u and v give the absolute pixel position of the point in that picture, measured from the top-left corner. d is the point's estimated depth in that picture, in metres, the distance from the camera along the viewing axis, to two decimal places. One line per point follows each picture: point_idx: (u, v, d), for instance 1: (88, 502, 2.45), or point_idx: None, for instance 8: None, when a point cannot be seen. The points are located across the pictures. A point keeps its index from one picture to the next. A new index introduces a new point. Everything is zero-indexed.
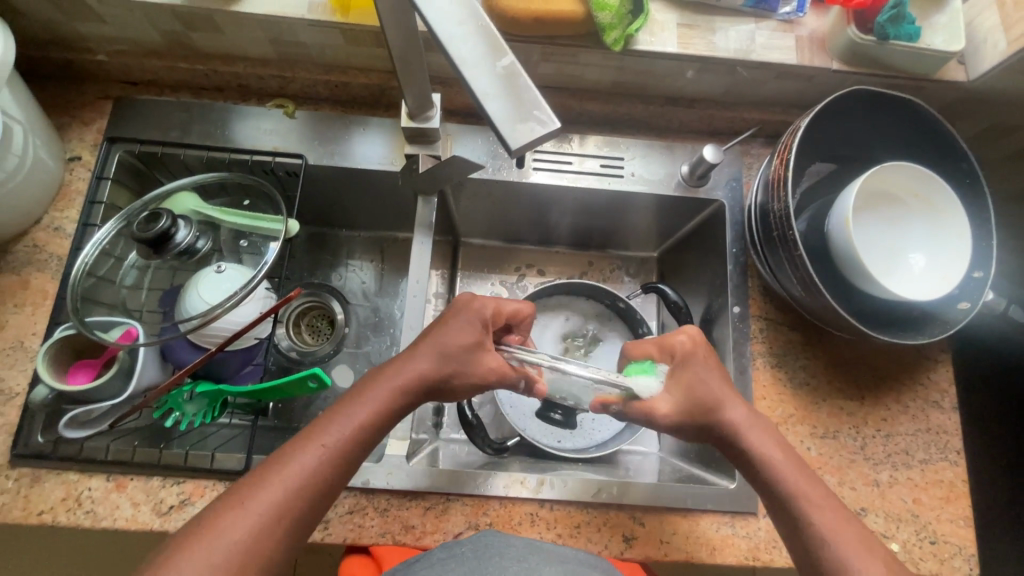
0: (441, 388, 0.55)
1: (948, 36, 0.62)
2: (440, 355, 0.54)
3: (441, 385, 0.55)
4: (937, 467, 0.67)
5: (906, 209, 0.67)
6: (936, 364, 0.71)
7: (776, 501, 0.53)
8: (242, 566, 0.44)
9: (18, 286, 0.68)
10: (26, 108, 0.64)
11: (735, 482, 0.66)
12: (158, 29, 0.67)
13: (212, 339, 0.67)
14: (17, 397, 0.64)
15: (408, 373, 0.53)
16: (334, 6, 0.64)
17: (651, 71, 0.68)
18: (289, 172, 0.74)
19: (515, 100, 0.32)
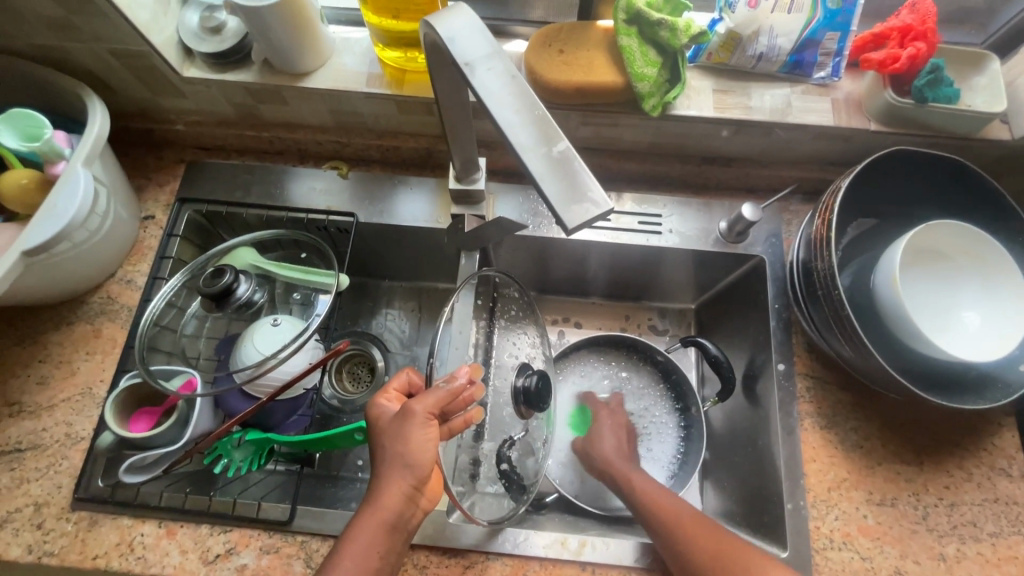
0: None
1: (989, 98, 0.63)
2: (424, 423, 0.53)
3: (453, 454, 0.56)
4: (1010, 541, 0.62)
5: (957, 267, 0.66)
6: (1000, 429, 0.67)
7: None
8: None
9: (91, 335, 0.72)
10: (111, 173, 0.70)
11: (787, 551, 0.62)
12: (231, 102, 0.73)
13: (264, 389, 0.70)
14: (82, 441, 0.68)
15: (412, 448, 0.53)
16: (389, 79, 0.69)
17: (687, 133, 0.71)
18: (340, 229, 0.78)
19: (569, 183, 0.34)
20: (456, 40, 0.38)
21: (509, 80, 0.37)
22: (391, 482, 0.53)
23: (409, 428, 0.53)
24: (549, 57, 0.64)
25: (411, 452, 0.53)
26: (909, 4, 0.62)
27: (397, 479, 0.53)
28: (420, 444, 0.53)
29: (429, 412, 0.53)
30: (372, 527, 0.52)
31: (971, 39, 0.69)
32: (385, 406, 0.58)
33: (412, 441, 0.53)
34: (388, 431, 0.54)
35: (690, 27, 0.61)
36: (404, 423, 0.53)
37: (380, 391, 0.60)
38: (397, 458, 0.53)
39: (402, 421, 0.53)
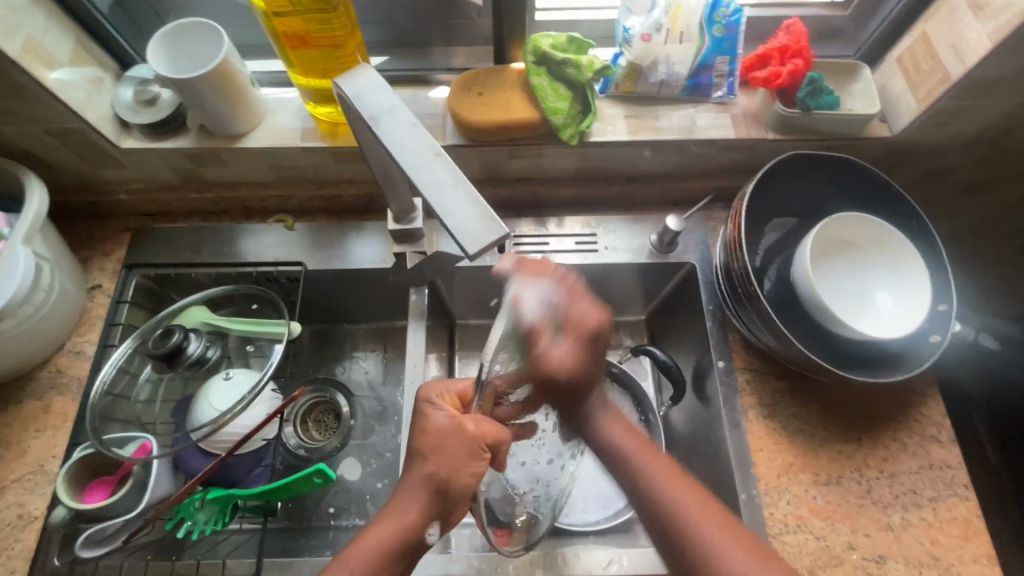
0: (455, 490, 0.51)
1: (866, 101, 0.71)
2: (462, 449, 0.52)
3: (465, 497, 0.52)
4: (948, 504, 0.67)
5: (865, 254, 0.72)
6: (926, 398, 0.72)
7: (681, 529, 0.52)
8: None
9: (41, 411, 0.72)
10: (53, 247, 0.71)
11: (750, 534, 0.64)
12: (171, 167, 0.76)
13: (222, 445, 0.70)
14: (37, 520, 0.66)
15: (444, 466, 0.52)
16: (323, 132, 0.73)
17: (609, 157, 0.76)
18: (290, 279, 0.79)
19: (469, 213, 0.38)
20: (362, 97, 0.42)
21: (411, 128, 0.41)
22: (418, 485, 0.52)
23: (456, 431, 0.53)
24: (469, 100, 0.70)
25: (444, 465, 0.52)
26: (783, 27, 0.70)
27: (418, 480, 0.52)
28: (463, 473, 0.52)
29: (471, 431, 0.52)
30: (388, 533, 0.51)
31: (844, 51, 0.77)
32: (435, 407, 0.56)
33: (452, 454, 0.52)
34: (426, 438, 0.53)
35: (593, 63, 0.68)
36: (450, 429, 0.53)
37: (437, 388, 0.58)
38: (429, 467, 0.52)
39: (448, 432, 0.53)
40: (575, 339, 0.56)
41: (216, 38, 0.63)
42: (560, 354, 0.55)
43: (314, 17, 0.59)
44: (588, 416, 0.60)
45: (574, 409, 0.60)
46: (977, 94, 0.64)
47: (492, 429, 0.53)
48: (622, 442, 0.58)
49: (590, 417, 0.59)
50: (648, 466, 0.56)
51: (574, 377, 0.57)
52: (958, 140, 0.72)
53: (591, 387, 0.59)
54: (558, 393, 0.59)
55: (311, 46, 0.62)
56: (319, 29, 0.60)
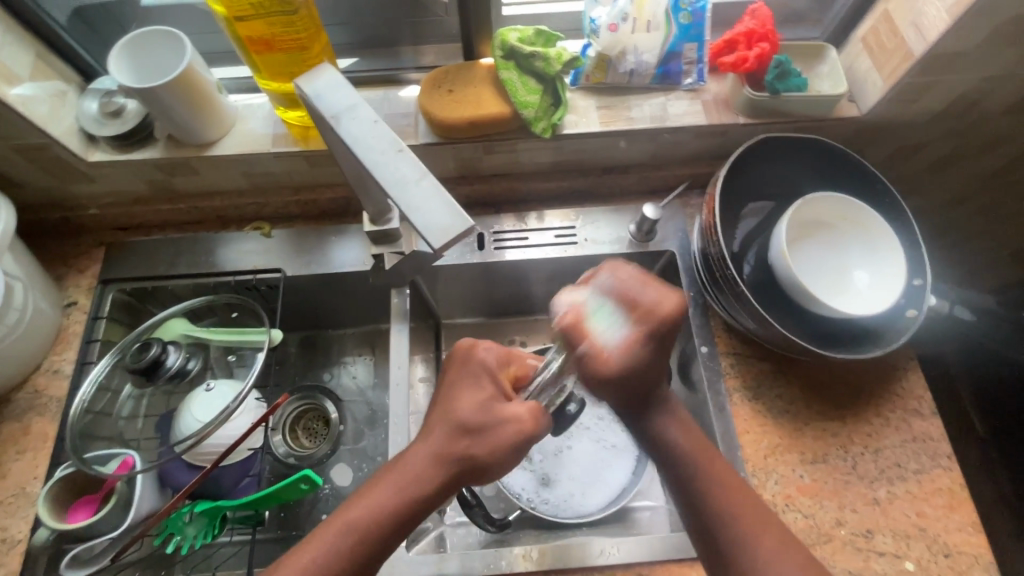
0: (480, 464, 0.51)
1: (833, 82, 0.72)
2: (509, 426, 0.52)
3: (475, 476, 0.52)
4: (933, 475, 0.67)
5: (840, 233, 0.73)
6: (907, 372, 0.73)
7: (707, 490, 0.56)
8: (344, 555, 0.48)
9: (20, 433, 0.70)
10: (25, 266, 0.70)
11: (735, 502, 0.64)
12: (142, 180, 0.75)
13: (207, 457, 0.69)
14: (20, 544, 0.65)
15: (477, 439, 0.52)
16: (294, 136, 0.73)
17: (584, 149, 0.76)
18: (269, 286, 0.79)
19: (434, 207, 0.38)
20: (322, 96, 0.42)
21: (374, 126, 0.41)
22: (441, 451, 0.52)
23: (504, 410, 0.53)
24: (440, 98, 0.69)
25: (488, 431, 0.52)
26: (749, 11, 0.70)
27: (441, 442, 0.52)
28: (498, 441, 0.51)
29: (526, 422, 0.52)
30: (395, 480, 0.50)
31: (811, 33, 0.78)
32: (481, 366, 0.56)
33: (495, 434, 0.52)
34: (468, 404, 0.53)
35: (561, 55, 0.68)
36: (498, 407, 0.53)
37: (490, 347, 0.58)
38: (463, 431, 0.52)
39: (488, 405, 0.53)
40: (635, 343, 0.55)
41: (179, 46, 0.63)
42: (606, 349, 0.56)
43: (277, 20, 0.58)
44: (650, 415, 0.61)
45: (642, 403, 0.60)
46: (941, 69, 0.64)
47: (543, 419, 0.54)
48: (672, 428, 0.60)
49: (651, 416, 0.61)
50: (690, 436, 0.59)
51: (632, 371, 0.57)
52: (926, 116, 0.73)
53: (654, 386, 0.60)
54: (631, 389, 0.59)
55: (276, 50, 0.62)
56: (283, 32, 0.60)
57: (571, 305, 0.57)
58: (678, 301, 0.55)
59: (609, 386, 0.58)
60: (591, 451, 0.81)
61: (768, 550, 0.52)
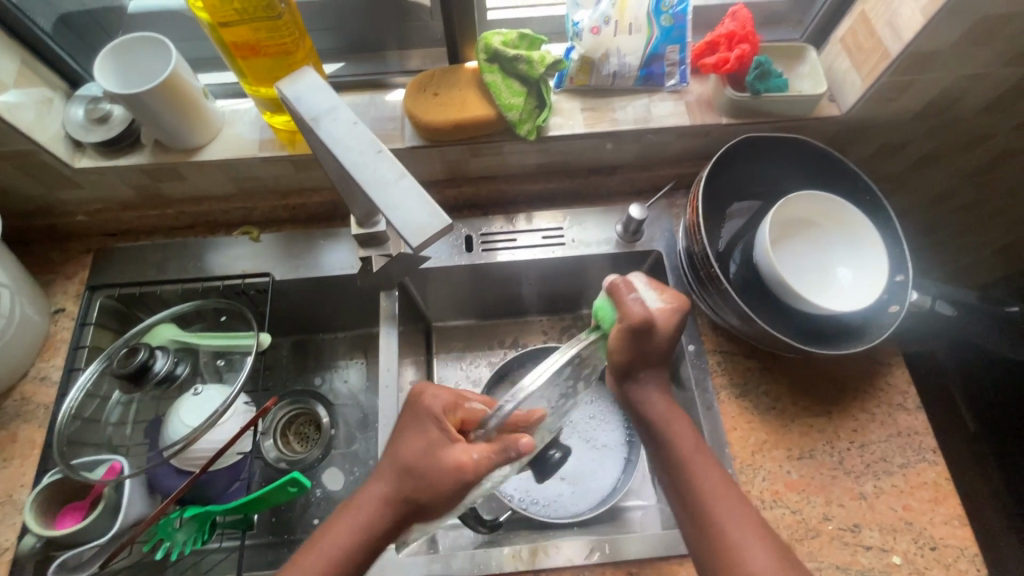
0: (428, 510, 0.53)
1: (813, 82, 0.73)
2: (432, 472, 0.52)
3: (414, 515, 0.53)
4: (918, 469, 0.68)
5: (824, 231, 0.73)
6: (892, 368, 0.74)
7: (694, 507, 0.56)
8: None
9: (8, 440, 0.70)
10: (12, 272, 0.70)
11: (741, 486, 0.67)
12: (130, 185, 0.75)
13: (196, 461, 0.69)
14: (7, 551, 0.65)
15: (423, 478, 0.53)
16: (281, 141, 0.73)
17: (570, 150, 0.77)
18: (258, 290, 0.80)
19: (414, 206, 0.38)
20: (302, 99, 0.42)
21: (353, 127, 0.41)
22: (389, 495, 0.54)
23: (446, 457, 0.53)
24: (425, 101, 0.70)
25: (430, 490, 0.52)
26: (730, 13, 0.71)
27: (389, 493, 0.54)
28: (438, 476, 0.52)
29: (465, 471, 0.51)
30: (352, 520, 0.53)
31: (791, 34, 0.79)
32: (427, 405, 0.56)
33: (438, 482, 0.52)
34: (416, 458, 0.54)
35: (545, 58, 0.69)
36: (444, 453, 0.53)
37: (433, 391, 0.58)
38: (416, 486, 0.53)
39: (437, 462, 0.52)
40: (672, 309, 0.61)
41: (163, 51, 0.63)
42: (637, 309, 0.58)
43: (261, 25, 0.59)
44: (634, 387, 0.63)
45: (627, 372, 0.63)
46: (918, 68, 0.66)
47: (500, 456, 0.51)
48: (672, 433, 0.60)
49: (631, 388, 0.63)
50: (686, 448, 0.59)
51: (667, 337, 0.61)
52: (906, 114, 0.74)
53: (653, 359, 0.62)
54: (637, 355, 0.61)
55: (261, 55, 0.62)
56: (268, 37, 0.60)
57: (620, 278, 0.61)
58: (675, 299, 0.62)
59: (625, 348, 0.60)
60: (583, 452, 0.81)
61: (750, 542, 0.53)
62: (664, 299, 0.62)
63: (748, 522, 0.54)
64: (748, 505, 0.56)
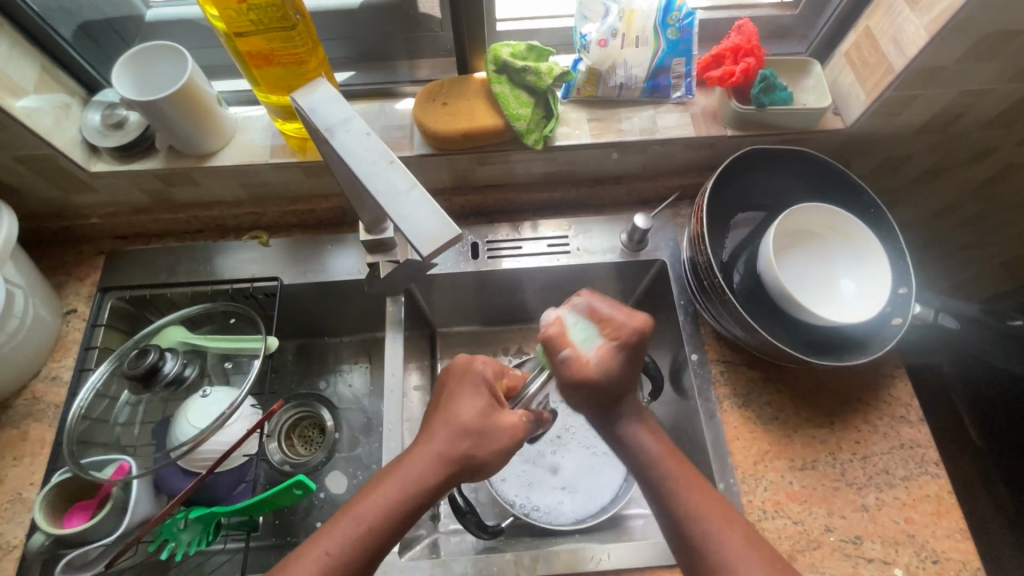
0: (481, 469, 0.54)
1: (818, 95, 0.74)
2: (477, 434, 0.54)
3: (464, 474, 0.53)
4: (921, 482, 0.68)
5: (827, 243, 0.74)
6: (895, 380, 0.74)
7: (678, 521, 0.55)
8: (353, 554, 0.49)
9: (18, 439, 0.71)
10: (27, 274, 0.71)
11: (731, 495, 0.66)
12: (143, 189, 0.76)
13: (203, 463, 0.70)
14: (15, 549, 0.66)
15: (466, 442, 0.54)
16: (292, 147, 0.74)
17: (576, 160, 0.78)
18: (266, 293, 0.80)
19: (425, 216, 0.39)
20: (317, 109, 0.43)
21: (366, 138, 0.42)
22: (444, 453, 0.53)
23: (500, 421, 0.56)
24: (435, 110, 0.71)
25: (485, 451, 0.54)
26: (736, 28, 0.72)
27: (445, 456, 0.53)
28: (502, 434, 0.55)
29: (520, 431, 0.56)
30: (389, 493, 0.51)
31: (796, 48, 0.80)
32: (478, 372, 0.58)
33: (495, 440, 0.54)
34: (477, 418, 0.55)
35: (553, 69, 0.70)
36: (497, 416, 0.56)
37: (476, 356, 0.60)
38: (467, 447, 0.53)
39: (496, 431, 0.55)
40: (616, 348, 0.59)
41: (180, 60, 0.65)
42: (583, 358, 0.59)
43: (276, 35, 0.60)
44: (614, 420, 0.60)
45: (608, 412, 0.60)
46: (922, 83, 0.66)
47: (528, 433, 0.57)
48: (648, 447, 0.58)
49: (618, 423, 0.60)
50: (668, 467, 0.57)
51: (615, 379, 0.59)
52: (909, 128, 0.74)
53: (623, 394, 0.60)
54: (599, 394, 0.59)
55: (275, 64, 0.64)
56: (282, 47, 0.61)
57: (552, 320, 0.62)
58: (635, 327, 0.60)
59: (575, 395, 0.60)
60: (585, 458, 0.82)
61: (741, 558, 0.51)
62: (610, 338, 0.60)
63: (741, 539, 0.53)
64: (737, 517, 0.54)
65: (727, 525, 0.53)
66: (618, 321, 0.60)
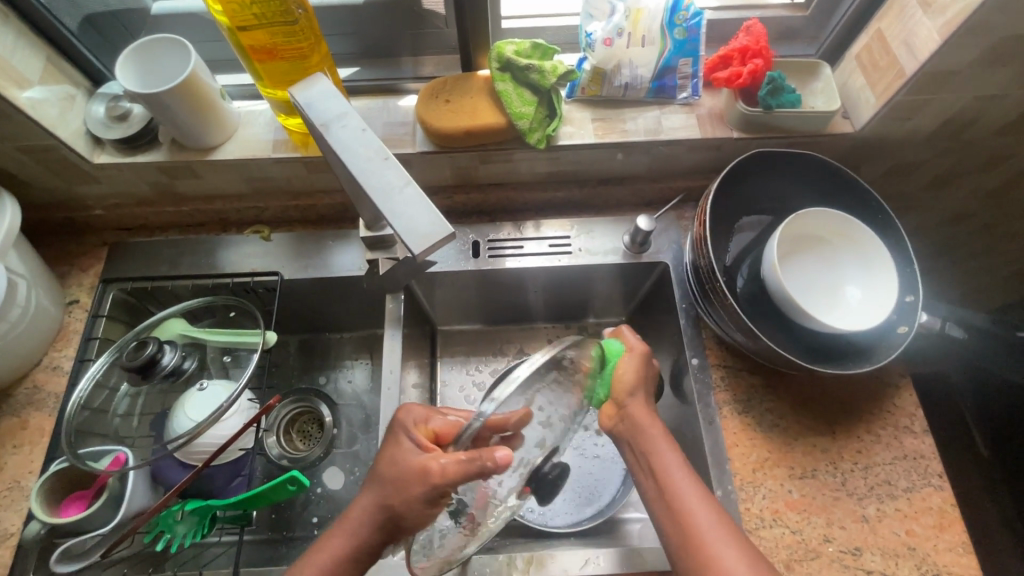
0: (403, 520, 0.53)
1: (827, 98, 0.72)
2: (394, 482, 0.54)
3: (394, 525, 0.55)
4: (923, 494, 0.67)
5: (833, 249, 0.73)
6: (899, 390, 0.73)
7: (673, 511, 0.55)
8: None
9: (18, 427, 0.72)
10: (29, 264, 0.71)
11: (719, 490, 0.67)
12: (146, 181, 0.77)
13: (199, 456, 0.70)
14: (13, 537, 0.66)
15: (389, 492, 0.54)
16: (295, 143, 0.74)
17: (579, 160, 0.77)
18: (267, 288, 0.80)
19: (418, 213, 0.39)
20: (313, 104, 0.43)
21: (362, 133, 0.42)
22: (375, 506, 0.56)
23: (412, 468, 0.53)
24: (437, 107, 0.71)
25: (403, 514, 0.53)
26: (744, 28, 0.71)
27: (375, 522, 0.56)
28: (412, 480, 0.52)
29: (428, 473, 0.50)
30: (337, 540, 0.57)
31: (806, 50, 0.79)
32: (407, 423, 0.58)
33: (408, 491, 0.52)
34: (387, 472, 0.55)
35: (557, 68, 0.69)
36: (407, 461, 0.54)
37: (409, 403, 0.61)
38: (386, 510, 0.54)
39: (411, 483, 0.52)
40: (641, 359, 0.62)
41: (183, 53, 0.65)
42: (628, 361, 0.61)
43: (278, 29, 0.60)
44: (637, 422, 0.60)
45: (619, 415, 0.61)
46: (933, 87, 0.65)
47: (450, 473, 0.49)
48: (650, 431, 0.59)
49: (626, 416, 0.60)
50: (667, 455, 0.58)
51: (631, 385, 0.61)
52: (919, 133, 0.73)
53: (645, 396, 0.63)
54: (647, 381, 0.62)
55: (278, 58, 0.64)
56: (285, 41, 0.61)
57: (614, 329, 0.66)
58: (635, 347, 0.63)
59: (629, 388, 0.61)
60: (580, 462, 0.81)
61: (730, 552, 0.52)
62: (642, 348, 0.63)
63: (730, 534, 0.53)
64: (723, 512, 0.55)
65: (713, 520, 0.54)
66: (637, 341, 0.63)
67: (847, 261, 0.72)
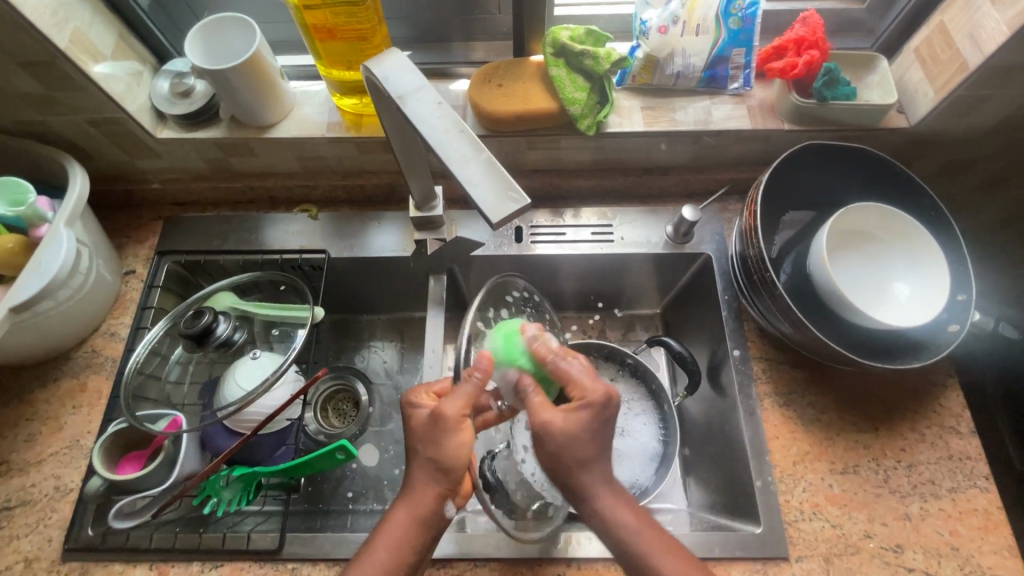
0: (449, 467, 0.54)
1: (883, 92, 0.71)
2: (426, 440, 0.54)
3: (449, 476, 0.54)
4: (968, 495, 0.66)
5: (883, 245, 0.72)
6: (945, 389, 0.72)
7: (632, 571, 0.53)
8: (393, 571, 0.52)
9: (77, 389, 0.75)
10: (93, 233, 0.74)
11: (760, 479, 0.67)
12: (203, 157, 0.79)
13: (247, 424, 0.72)
14: (72, 492, 0.69)
15: (430, 447, 0.54)
16: (347, 123, 0.76)
17: (625, 148, 0.78)
18: (313, 266, 0.82)
19: (493, 182, 0.40)
20: (390, 78, 0.45)
21: (437, 107, 0.44)
22: (422, 475, 0.54)
23: (425, 425, 0.55)
24: (489, 91, 0.72)
25: (445, 457, 0.54)
26: (800, 19, 0.70)
27: (430, 483, 0.54)
28: (437, 435, 0.53)
29: (441, 415, 0.53)
30: (398, 519, 0.53)
31: (861, 44, 0.78)
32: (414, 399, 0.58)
33: (438, 441, 0.53)
34: (417, 438, 0.55)
35: (611, 54, 0.69)
36: (419, 425, 0.56)
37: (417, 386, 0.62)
38: (432, 464, 0.54)
39: (437, 425, 0.53)
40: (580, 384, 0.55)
41: (248, 32, 0.67)
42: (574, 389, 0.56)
43: (341, 9, 0.61)
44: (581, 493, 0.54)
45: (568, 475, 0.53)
46: (997, 83, 0.64)
47: (451, 408, 0.53)
48: (618, 515, 0.54)
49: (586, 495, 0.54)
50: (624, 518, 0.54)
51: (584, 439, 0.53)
52: (977, 130, 0.71)
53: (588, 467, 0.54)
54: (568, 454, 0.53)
55: (338, 38, 0.65)
56: (346, 22, 0.63)
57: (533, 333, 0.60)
58: (605, 391, 0.54)
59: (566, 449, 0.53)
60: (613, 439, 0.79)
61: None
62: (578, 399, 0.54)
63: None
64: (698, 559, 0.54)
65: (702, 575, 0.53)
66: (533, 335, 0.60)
67: (862, 259, 0.72)
